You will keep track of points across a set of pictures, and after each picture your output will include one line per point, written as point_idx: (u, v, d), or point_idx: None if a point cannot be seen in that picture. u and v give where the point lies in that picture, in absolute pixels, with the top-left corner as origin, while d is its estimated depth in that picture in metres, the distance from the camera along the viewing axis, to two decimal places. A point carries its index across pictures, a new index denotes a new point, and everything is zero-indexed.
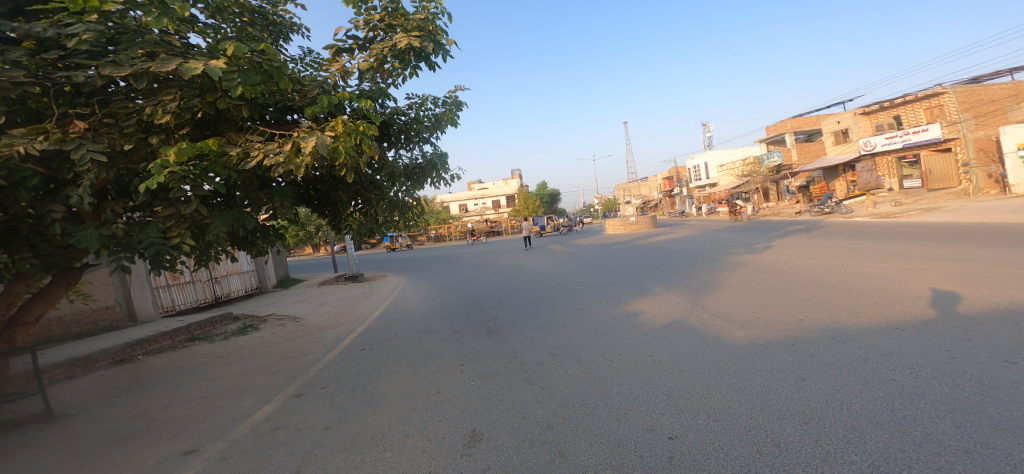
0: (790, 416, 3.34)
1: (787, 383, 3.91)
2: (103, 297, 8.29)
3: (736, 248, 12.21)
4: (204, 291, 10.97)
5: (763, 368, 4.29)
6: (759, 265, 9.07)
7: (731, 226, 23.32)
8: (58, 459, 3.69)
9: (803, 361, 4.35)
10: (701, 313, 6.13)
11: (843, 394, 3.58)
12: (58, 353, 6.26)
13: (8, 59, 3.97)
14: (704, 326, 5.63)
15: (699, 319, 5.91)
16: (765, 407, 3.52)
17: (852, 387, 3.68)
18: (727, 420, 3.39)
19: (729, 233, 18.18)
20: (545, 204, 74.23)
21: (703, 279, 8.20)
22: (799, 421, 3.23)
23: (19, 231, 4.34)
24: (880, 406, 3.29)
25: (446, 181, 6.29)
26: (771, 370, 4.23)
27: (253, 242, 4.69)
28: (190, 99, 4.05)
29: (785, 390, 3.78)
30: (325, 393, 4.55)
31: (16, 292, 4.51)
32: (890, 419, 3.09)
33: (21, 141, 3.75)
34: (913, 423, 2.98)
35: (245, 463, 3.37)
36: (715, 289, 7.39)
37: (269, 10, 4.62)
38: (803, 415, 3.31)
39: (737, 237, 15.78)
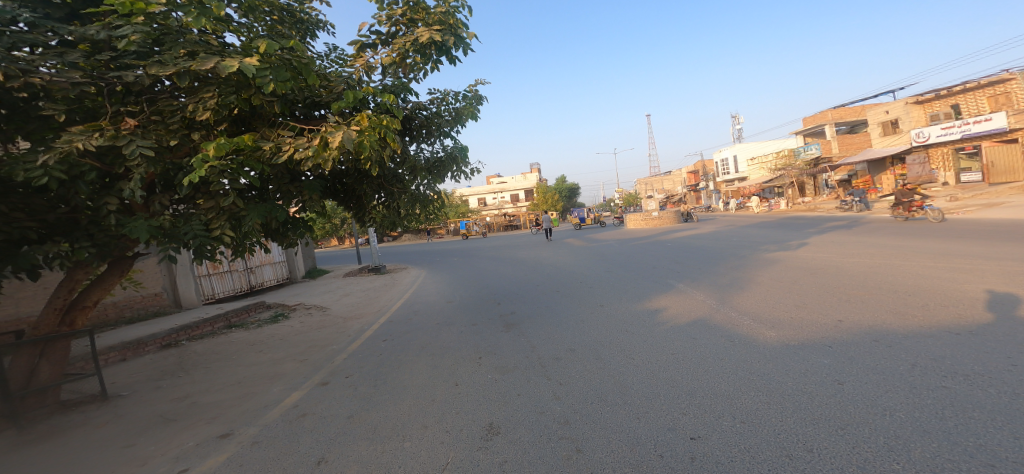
0: (824, 420, 3.24)
1: (823, 387, 3.78)
2: (152, 285, 8.84)
3: (769, 244, 11.78)
4: (241, 280, 11.54)
5: (793, 371, 4.16)
6: (794, 263, 8.72)
7: (762, 222, 22.52)
8: (110, 438, 4.02)
9: (841, 365, 4.18)
10: (728, 312, 5.98)
11: (884, 400, 3.43)
12: (113, 336, 6.74)
13: (66, 62, 4.29)
14: (731, 325, 5.49)
15: (725, 317, 5.77)
16: (797, 411, 3.42)
17: (896, 393, 3.52)
18: (754, 422, 3.33)
19: (760, 229, 17.52)
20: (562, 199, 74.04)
21: (731, 277, 7.95)
22: (834, 426, 3.13)
23: (78, 222, 4.69)
24: (929, 414, 3.13)
25: (467, 174, 6.36)
26: (804, 373, 4.09)
27: (284, 234, 4.89)
28: (227, 96, 4.24)
29: (819, 394, 3.66)
30: (350, 382, 4.74)
31: (77, 278, 4.89)
32: (938, 428, 2.95)
33: (80, 138, 4.08)
34: (965, 433, 2.84)
35: (276, 448, 3.56)
36: (744, 287, 7.17)
37: (297, 8, 4.75)
38: (839, 420, 3.20)
39: (769, 233, 15.20)
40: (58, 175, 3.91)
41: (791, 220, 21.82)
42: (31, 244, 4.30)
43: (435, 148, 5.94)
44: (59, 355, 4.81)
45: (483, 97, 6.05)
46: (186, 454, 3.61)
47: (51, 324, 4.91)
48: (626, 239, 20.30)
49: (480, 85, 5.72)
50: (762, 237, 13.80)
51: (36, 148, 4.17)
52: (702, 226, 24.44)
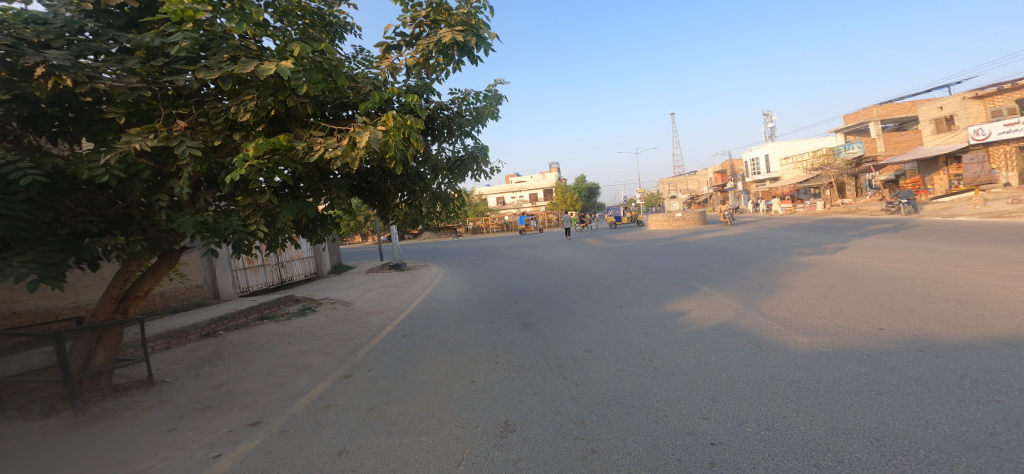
0: (858, 431, 3.10)
1: (860, 396, 3.62)
2: (195, 277, 9.36)
3: (803, 247, 11.35)
4: (271, 274, 12.04)
5: (825, 379, 4.00)
6: (831, 267, 8.34)
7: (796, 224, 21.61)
8: (154, 422, 4.31)
9: (881, 374, 3.99)
10: (755, 316, 5.80)
11: (928, 412, 3.25)
12: (160, 325, 7.20)
13: (126, 68, 4.62)
14: (759, 330, 5.31)
15: (752, 322, 5.60)
16: (828, 420, 3.30)
17: (941, 406, 3.33)
18: (780, 430, 3.23)
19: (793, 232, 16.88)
20: (585, 198, 73.64)
21: (759, 281, 7.70)
22: (869, 437, 3.00)
23: (134, 217, 5.06)
24: (978, 429, 2.95)
25: (487, 173, 6.42)
26: (838, 382, 3.93)
27: (313, 230, 5.06)
28: (264, 98, 4.39)
29: (854, 404, 3.50)
30: (371, 376, 4.89)
31: (130, 269, 5.22)
32: (987, 443, 2.78)
33: (137, 140, 4.40)
34: (1017, 449, 2.67)
35: (301, 437, 3.74)
36: (774, 291, 6.94)
37: (327, 11, 4.89)
38: (875, 432, 3.06)
39: (802, 236, 14.66)
40: (117, 173, 4.23)
41: (828, 222, 20.86)
42: (92, 237, 4.66)
43: (458, 147, 6.03)
44: (113, 341, 5.18)
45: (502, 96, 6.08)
46: (220, 440, 3.84)
47: (107, 312, 5.25)
48: (651, 239, 19.96)
49: (500, 84, 5.78)
50: (796, 240, 13.32)
51: (100, 148, 4.55)
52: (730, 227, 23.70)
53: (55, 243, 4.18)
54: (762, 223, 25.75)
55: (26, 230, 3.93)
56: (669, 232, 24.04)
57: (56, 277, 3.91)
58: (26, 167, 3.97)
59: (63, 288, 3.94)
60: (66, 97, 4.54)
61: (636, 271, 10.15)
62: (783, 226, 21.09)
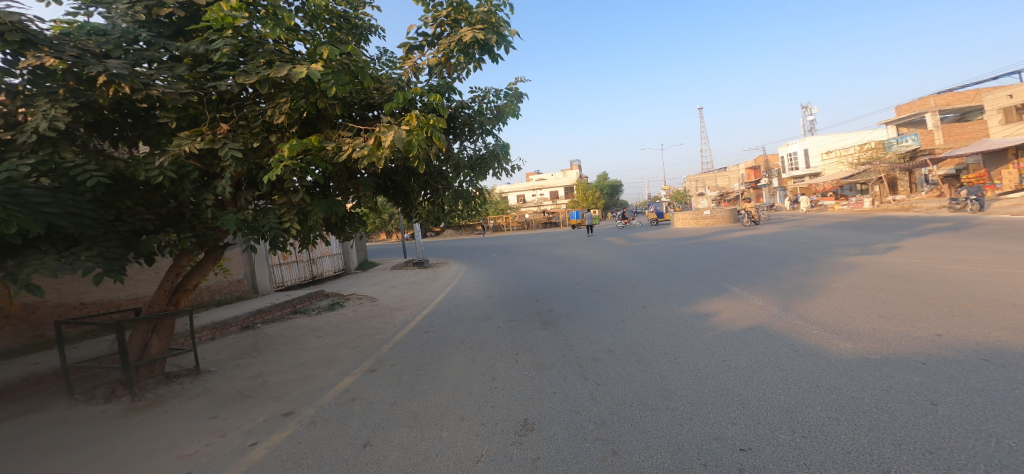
0: (908, 442, 2.91)
1: (911, 406, 3.39)
2: (237, 272, 9.86)
3: (848, 247, 10.73)
4: (304, 270, 12.54)
5: (870, 388, 3.75)
6: (879, 268, 7.84)
7: (842, 223, 20.38)
8: (199, 409, 4.59)
9: (937, 384, 3.71)
10: (792, 319, 5.52)
11: (990, 426, 3.01)
12: (206, 317, 7.63)
13: (175, 75, 4.89)
14: (796, 333, 5.06)
15: (789, 325, 5.33)
16: (873, 430, 3.10)
17: (1006, 419, 3.07)
18: (817, 438, 3.07)
19: (837, 230, 16.01)
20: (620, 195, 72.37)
21: (797, 282, 7.32)
22: (921, 449, 2.80)
23: (184, 215, 5.38)
24: None
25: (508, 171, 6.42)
26: (886, 390, 3.69)
27: (342, 228, 5.22)
28: (297, 100, 4.54)
29: (904, 414, 3.28)
30: (395, 370, 5.01)
31: (180, 264, 5.50)
32: None
33: (186, 142, 4.68)
34: None
35: (329, 429, 3.88)
36: (813, 293, 6.58)
37: (352, 14, 5.00)
38: (928, 444, 2.86)
39: (847, 235, 13.90)
40: (168, 174, 4.53)
41: (877, 221, 19.56)
42: (149, 233, 4.99)
43: (480, 145, 6.07)
44: (166, 331, 5.50)
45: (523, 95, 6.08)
46: (256, 429, 4.05)
47: (163, 304, 5.61)
48: (683, 238, 19.37)
49: (521, 81, 5.77)
50: (839, 239, 12.64)
51: (155, 151, 4.89)
52: (769, 226, 22.63)
53: (115, 239, 4.52)
54: (801, 222, 23.42)
55: (92, 227, 4.28)
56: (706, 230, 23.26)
57: (118, 270, 4.20)
58: (92, 169, 4.32)
59: (124, 282, 4.21)
60: (125, 103, 4.91)
61: (662, 271, 9.86)
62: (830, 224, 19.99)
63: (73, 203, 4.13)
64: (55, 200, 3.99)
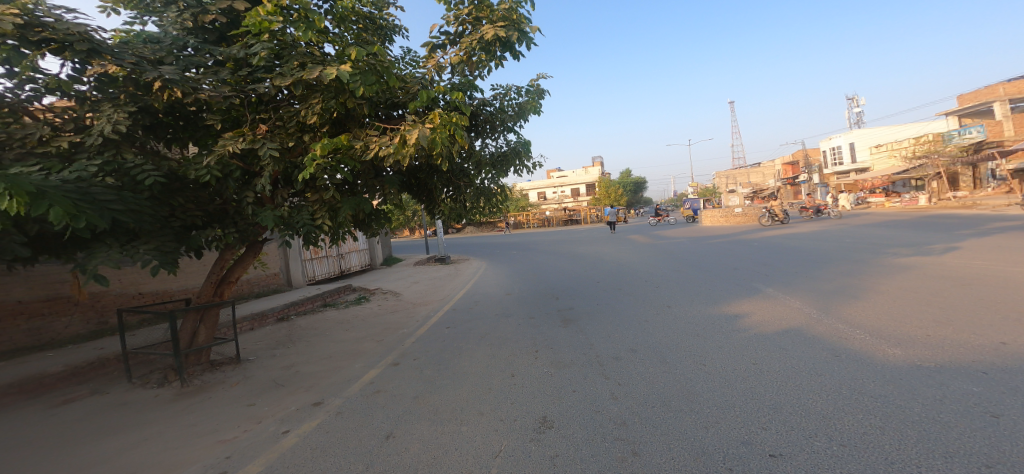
0: (963, 456, 2.67)
1: (968, 417, 3.11)
2: (272, 266, 10.32)
3: (900, 246, 10.04)
4: (332, 265, 12.97)
5: (920, 396, 3.46)
6: (935, 270, 7.29)
7: (897, 221, 19.10)
8: (239, 396, 4.84)
9: (999, 395, 3.38)
10: (833, 323, 5.19)
11: None
12: (247, 308, 8.03)
13: (220, 79, 5.16)
14: (836, 338, 4.75)
15: (829, 329, 5.01)
16: (923, 441, 2.87)
17: None
18: (857, 447, 2.88)
19: (888, 228, 15.04)
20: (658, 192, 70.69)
21: (840, 283, 6.91)
22: (977, 463, 2.57)
23: (228, 212, 5.67)
24: None
25: (530, 167, 6.40)
26: (939, 400, 3.39)
27: (369, 225, 5.36)
28: (328, 100, 4.68)
29: (960, 425, 3.01)
30: (417, 365, 5.10)
31: (224, 258, 5.81)
32: None
33: (230, 143, 4.92)
34: None
35: (355, 419, 4.00)
36: (859, 296, 6.18)
37: (377, 15, 5.09)
38: (987, 458, 2.62)
39: (898, 233, 13.04)
40: (215, 173, 4.79)
41: (939, 218, 18.19)
42: (197, 229, 5.30)
43: (501, 143, 6.08)
44: (213, 321, 5.81)
45: (545, 91, 6.04)
46: (288, 417, 4.22)
47: (210, 295, 5.94)
48: (718, 235, 18.72)
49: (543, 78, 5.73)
50: (889, 237, 11.87)
51: (203, 152, 5.18)
52: (815, 223, 21.46)
53: (170, 234, 4.83)
54: (846, 219, 22.78)
55: (150, 223, 4.59)
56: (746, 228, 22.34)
57: (172, 263, 4.49)
58: (149, 168, 4.63)
59: (176, 274, 4.48)
60: (177, 108, 5.24)
61: (690, 269, 9.57)
62: (882, 222, 18.79)
63: (133, 200, 4.44)
64: (119, 198, 4.31)
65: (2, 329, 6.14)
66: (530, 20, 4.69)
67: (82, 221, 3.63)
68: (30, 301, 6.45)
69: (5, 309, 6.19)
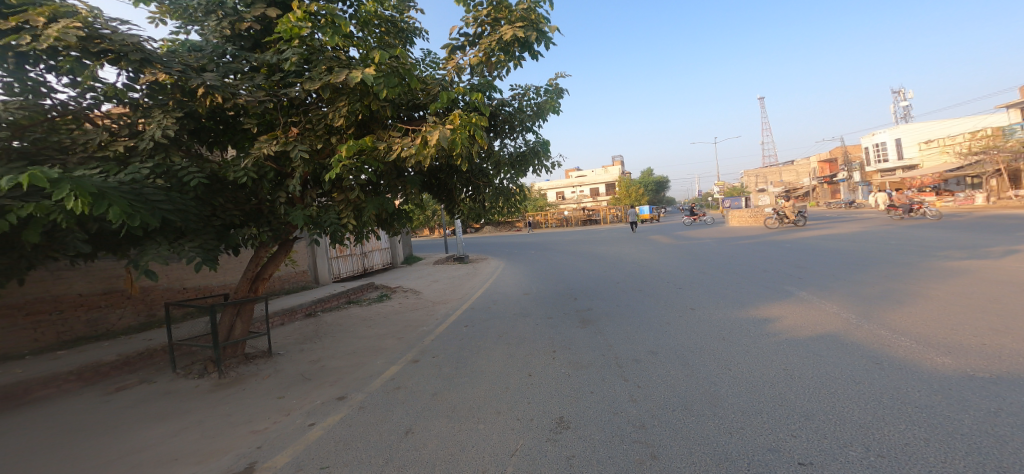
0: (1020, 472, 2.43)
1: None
2: (301, 263, 10.67)
3: (953, 249, 9.37)
4: (357, 263, 13.29)
5: (972, 407, 3.18)
6: (994, 274, 6.75)
7: (954, 222, 17.86)
8: (270, 389, 5.02)
9: None
10: (874, 329, 4.88)
11: None
12: (279, 304, 8.32)
13: (255, 84, 5.37)
14: (875, 345, 4.46)
15: (868, 336, 4.70)
16: (973, 455, 2.63)
17: None
18: (897, 458, 2.67)
19: (941, 230, 14.08)
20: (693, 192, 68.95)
21: (882, 288, 6.50)
22: None
23: (262, 212, 5.89)
24: None
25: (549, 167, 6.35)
26: (993, 412, 3.10)
27: (391, 224, 5.45)
28: (353, 103, 4.80)
29: (1017, 439, 2.74)
30: (436, 362, 5.14)
31: (259, 255, 6.04)
32: None
33: (265, 145, 5.09)
34: None
35: (375, 414, 4.07)
36: (904, 301, 5.79)
37: (399, 18, 5.18)
38: None
39: (952, 235, 12.20)
40: (251, 174, 4.99)
41: (1003, 219, 16.88)
42: (235, 228, 5.52)
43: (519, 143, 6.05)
44: (248, 315, 6.04)
45: (563, 90, 5.99)
46: (314, 411, 4.34)
47: (246, 290, 6.19)
48: (753, 236, 18.00)
49: (562, 77, 5.68)
50: (941, 240, 11.11)
51: (241, 154, 5.40)
52: (859, 224, 20.35)
53: (212, 233, 5.06)
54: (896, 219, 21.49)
55: (194, 222, 4.82)
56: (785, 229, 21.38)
57: (213, 259, 4.71)
58: (193, 170, 4.87)
59: (216, 269, 4.67)
60: (217, 112, 5.49)
61: (714, 272, 9.22)
62: (938, 223, 17.60)
63: (180, 200, 4.69)
64: (167, 198, 4.55)
65: (64, 319, 6.59)
66: (548, 20, 4.66)
67: (136, 219, 3.86)
68: (89, 294, 6.91)
69: (67, 300, 6.65)
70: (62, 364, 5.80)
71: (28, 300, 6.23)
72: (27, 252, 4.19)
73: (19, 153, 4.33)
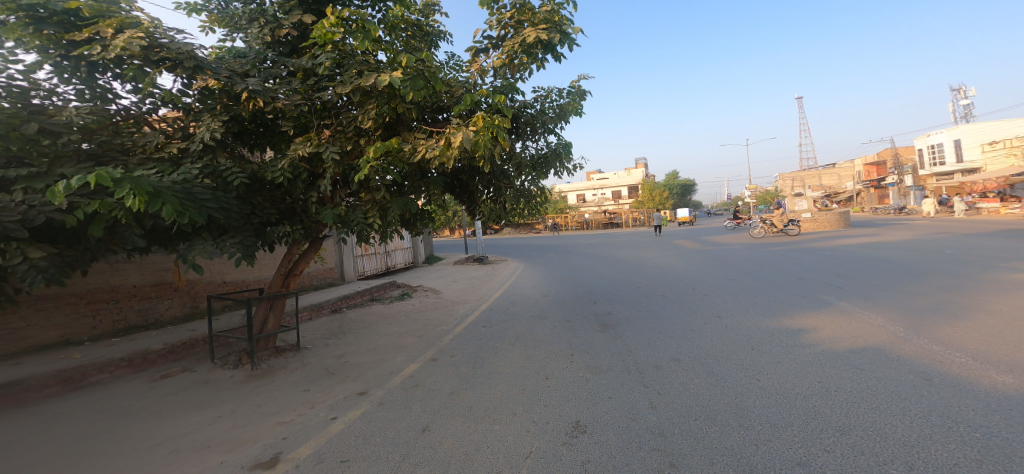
0: None
1: None
2: (329, 260, 10.97)
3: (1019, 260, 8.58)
4: (380, 262, 13.55)
5: None
6: None
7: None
8: (297, 382, 5.15)
9: None
10: (923, 344, 4.48)
11: None
12: (309, 300, 8.57)
13: (292, 88, 5.54)
14: (924, 360, 4.10)
15: (916, 351, 4.33)
16: None
17: None
18: None
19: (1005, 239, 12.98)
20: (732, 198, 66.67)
21: (935, 300, 6.00)
22: None
23: (296, 211, 6.06)
24: None
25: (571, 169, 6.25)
26: None
27: (414, 224, 5.50)
28: (381, 106, 4.88)
29: None
30: (454, 361, 5.14)
31: (290, 253, 6.22)
32: None
33: (299, 147, 5.22)
34: None
35: (394, 410, 4.10)
36: (960, 314, 5.31)
37: (424, 21, 5.22)
38: None
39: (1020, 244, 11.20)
40: (287, 175, 5.15)
41: None
42: (271, 226, 5.71)
43: (539, 144, 5.97)
44: (279, 309, 6.23)
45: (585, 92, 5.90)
46: (336, 405, 4.41)
47: (278, 286, 6.39)
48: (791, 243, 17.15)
49: (585, 78, 5.58)
50: (1006, 249, 10.20)
51: (278, 156, 5.58)
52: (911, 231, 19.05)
53: (251, 230, 5.24)
54: (956, 227, 19.95)
55: (236, 219, 5.01)
56: (829, 235, 20.25)
57: (250, 255, 4.87)
58: (235, 170, 5.07)
59: (252, 264, 4.83)
60: (258, 116, 5.70)
61: (743, 278, 8.78)
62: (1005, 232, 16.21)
63: (225, 199, 4.88)
64: (213, 197, 4.75)
65: (119, 308, 7.03)
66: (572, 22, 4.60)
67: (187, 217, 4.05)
68: (141, 285, 7.34)
69: (123, 291, 7.09)
70: (115, 350, 6.17)
71: (89, 289, 6.67)
72: (91, 245, 4.43)
73: (88, 154, 4.63)
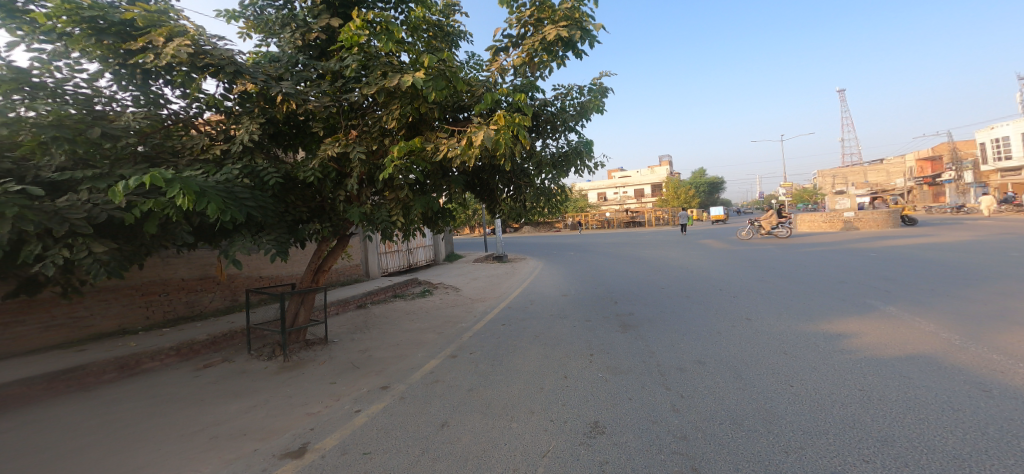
0: None
1: None
2: (355, 256, 11.25)
3: None
4: (404, 258, 13.80)
5: None
6: None
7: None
8: (325, 374, 5.27)
9: None
10: (980, 353, 4.10)
11: None
12: (338, 295, 8.79)
13: (321, 91, 5.67)
14: (978, 370, 3.74)
15: (970, 360, 3.95)
16: None
17: None
18: None
19: None
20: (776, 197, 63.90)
21: (994, 306, 5.50)
22: None
23: (325, 209, 6.21)
24: None
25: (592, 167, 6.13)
26: None
27: (436, 222, 5.52)
28: (404, 106, 4.93)
29: None
30: (473, 358, 5.12)
31: (319, 249, 6.38)
32: None
33: (328, 148, 5.34)
34: None
35: (414, 405, 4.11)
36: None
37: (445, 22, 5.23)
38: None
39: None
40: (317, 174, 5.28)
41: None
42: (303, 223, 5.86)
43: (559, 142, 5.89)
44: (310, 305, 6.40)
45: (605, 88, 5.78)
46: (359, 398, 4.47)
47: (308, 281, 6.56)
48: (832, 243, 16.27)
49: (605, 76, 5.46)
50: None
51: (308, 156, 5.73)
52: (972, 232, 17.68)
53: (284, 227, 5.40)
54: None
55: (272, 216, 5.17)
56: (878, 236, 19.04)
57: (284, 252, 5.01)
58: (270, 170, 5.23)
59: (285, 259, 4.97)
60: (290, 118, 5.87)
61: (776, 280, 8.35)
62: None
63: (262, 198, 5.04)
64: (251, 196, 4.93)
65: (168, 299, 7.44)
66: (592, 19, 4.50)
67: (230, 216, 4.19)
68: (188, 279, 7.74)
69: (172, 283, 7.49)
70: (163, 340, 6.52)
71: (143, 282, 7.09)
72: (146, 242, 4.65)
73: (144, 157, 4.89)
